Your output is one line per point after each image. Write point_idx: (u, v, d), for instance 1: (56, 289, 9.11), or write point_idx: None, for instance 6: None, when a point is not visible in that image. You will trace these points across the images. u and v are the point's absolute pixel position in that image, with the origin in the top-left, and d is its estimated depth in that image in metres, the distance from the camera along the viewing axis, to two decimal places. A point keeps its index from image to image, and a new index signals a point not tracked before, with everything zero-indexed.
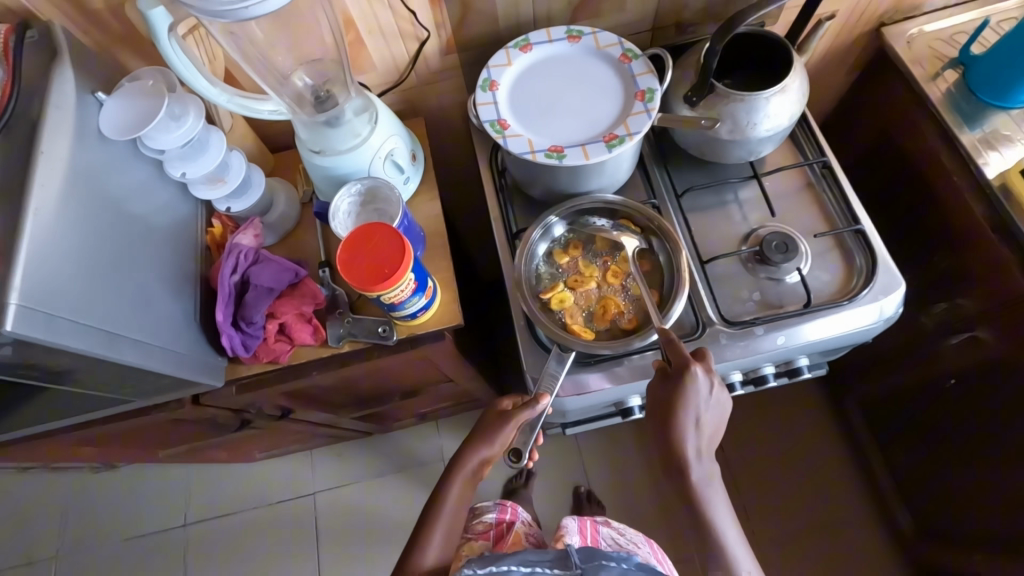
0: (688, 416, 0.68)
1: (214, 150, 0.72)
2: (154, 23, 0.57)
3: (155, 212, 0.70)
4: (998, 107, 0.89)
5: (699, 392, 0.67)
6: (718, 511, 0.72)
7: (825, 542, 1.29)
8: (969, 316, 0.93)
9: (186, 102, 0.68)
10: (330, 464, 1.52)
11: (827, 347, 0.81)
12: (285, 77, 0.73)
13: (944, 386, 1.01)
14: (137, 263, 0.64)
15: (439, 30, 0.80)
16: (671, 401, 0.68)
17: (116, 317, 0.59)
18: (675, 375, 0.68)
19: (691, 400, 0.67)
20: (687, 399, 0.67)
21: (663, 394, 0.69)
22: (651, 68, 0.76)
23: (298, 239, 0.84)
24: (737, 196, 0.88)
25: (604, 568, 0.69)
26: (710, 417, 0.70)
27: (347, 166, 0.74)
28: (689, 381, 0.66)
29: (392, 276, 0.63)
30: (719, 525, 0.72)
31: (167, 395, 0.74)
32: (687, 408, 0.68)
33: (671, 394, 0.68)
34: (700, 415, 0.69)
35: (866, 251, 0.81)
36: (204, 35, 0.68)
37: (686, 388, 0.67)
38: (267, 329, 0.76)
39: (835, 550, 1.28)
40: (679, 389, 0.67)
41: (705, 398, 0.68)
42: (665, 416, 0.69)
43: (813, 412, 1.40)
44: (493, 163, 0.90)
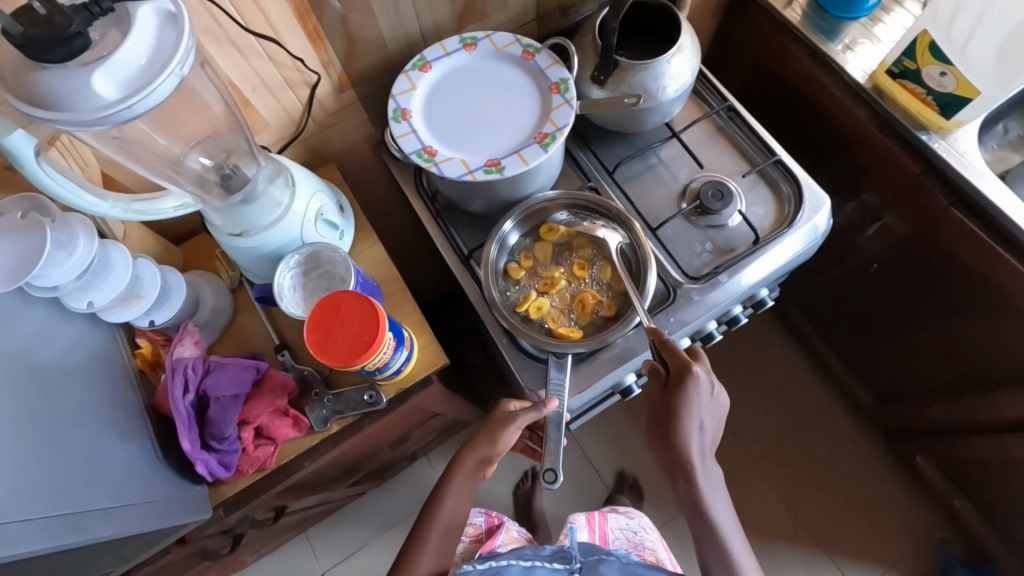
0: (692, 419, 0.69)
1: (119, 267, 0.63)
2: (15, 151, 0.49)
3: (72, 358, 0.59)
4: (849, 19, 0.97)
5: (699, 393, 0.68)
6: (724, 523, 0.72)
7: (824, 467, 1.38)
8: (875, 207, 1.04)
9: (71, 224, 0.58)
10: (330, 538, 1.42)
11: (779, 273, 0.87)
12: (180, 162, 0.64)
13: (869, 272, 1.12)
14: (73, 425, 0.54)
15: (329, 69, 0.74)
16: (673, 405, 0.69)
17: (71, 491, 0.50)
18: (676, 378, 0.69)
19: (692, 403, 0.69)
20: (690, 401, 0.68)
21: (665, 398, 0.70)
22: (556, 58, 0.75)
23: (241, 329, 0.76)
24: (661, 157, 0.91)
25: (603, 563, 0.70)
26: (710, 420, 0.71)
27: (278, 240, 0.67)
28: (692, 383, 0.68)
29: (375, 342, 0.59)
30: (725, 539, 0.71)
31: (151, 550, 0.63)
32: (689, 412, 0.69)
33: (673, 398, 0.69)
34: (702, 418, 0.70)
35: (789, 177, 0.86)
36: (70, 145, 0.58)
37: (688, 390, 0.68)
38: (243, 438, 0.68)
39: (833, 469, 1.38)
40: (681, 392, 0.68)
41: (705, 400, 0.69)
42: (668, 422, 0.70)
43: (764, 327, 1.51)
44: (421, 190, 0.86)
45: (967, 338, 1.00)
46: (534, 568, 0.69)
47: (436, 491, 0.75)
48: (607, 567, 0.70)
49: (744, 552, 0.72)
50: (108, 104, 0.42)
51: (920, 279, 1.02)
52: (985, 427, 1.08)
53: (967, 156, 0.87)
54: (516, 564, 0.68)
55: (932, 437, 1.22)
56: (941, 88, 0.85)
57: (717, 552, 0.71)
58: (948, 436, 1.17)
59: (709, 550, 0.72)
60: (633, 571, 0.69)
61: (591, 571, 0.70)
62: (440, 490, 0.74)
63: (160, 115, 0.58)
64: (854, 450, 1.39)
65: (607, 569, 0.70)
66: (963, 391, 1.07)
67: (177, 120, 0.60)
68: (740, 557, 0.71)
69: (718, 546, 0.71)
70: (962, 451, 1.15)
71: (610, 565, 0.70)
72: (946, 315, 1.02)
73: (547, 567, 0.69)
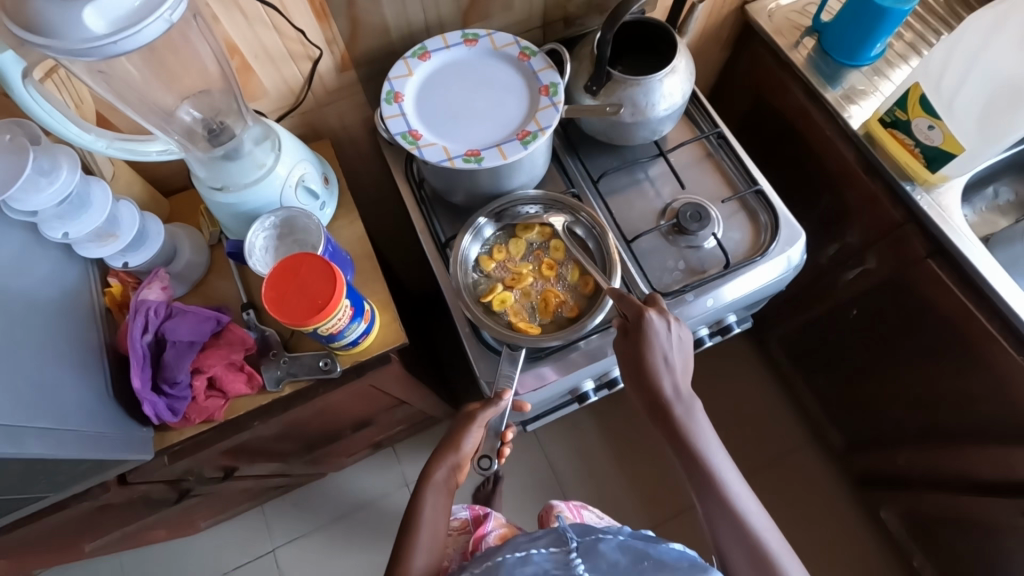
0: (658, 358, 0.68)
1: (98, 203, 0.65)
2: (2, 70, 0.51)
3: (38, 282, 0.62)
4: (851, 66, 0.99)
5: (658, 332, 0.68)
6: (714, 460, 0.68)
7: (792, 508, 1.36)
8: (857, 251, 1.03)
9: (55, 154, 0.62)
10: (286, 516, 1.42)
11: (749, 301, 0.88)
12: (171, 113, 0.67)
13: (849, 317, 1.12)
14: (25, 344, 0.56)
15: (331, 46, 0.77)
16: (636, 348, 0.69)
17: (10, 404, 0.52)
18: (633, 324, 0.69)
19: (654, 342, 0.68)
20: (650, 342, 0.68)
21: (627, 343, 0.70)
22: (550, 63, 0.78)
23: (213, 285, 0.78)
24: (648, 174, 0.92)
25: (601, 542, 0.60)
26: (679, 356, 0.70)
27: (256, 200, 0.70)
28: (646, 321, 0.68)
29: (327, 306, 0.61)
30: (721, 477, 0.67)
31: (86, 482, 0.67)
32: (653, 351, 0.68)
33: (635, 342, 0.69)
34: (669, 356, 0.69)
35: (768, 208, 0.87)
36: (67, 79, 0.62)
37: (646, 333, 0.68)
38: (194, 386, 0.70)
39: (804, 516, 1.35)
40: (640, 335, 0.68)
41: (668, 338, 0.69)
42: (636, 366, 0.69)
43: (746, 363, 1.50)
44: (409, 175, 0.87)
45: (937, 390, 1.00)
46: (528, 557, 0.59)
47: (412, 506, 0.71)
48: (605, 545, 0.60)
49: (745, 492, 0.68)
50: (97, 37, 0.46)
51: (896, 326, 1.02)
52: (949, 484, 1.06)
53: (949, 213, 0.88)
54: (509, 556, 0.59)
55: (900, 491, 1.20)
56: (928, 141, 0.85)
57: (714, 493, 0.67)
58: (916, 491, 1.15)
59: (706, 494, 0.67)
60: (634, 546, 0.60)
61: (589, 552, 0.59)
62: (417, 503, 0.71)
63: (147, 53, 0.60)
64: (823, 498, 1.37)
65: (606, 547, 0.60)
66: (930, 444, 1.06)
67: (166, 66, 0.64)
68: (742, 500, 0.67)
69: (715, 490, 0.67)
70: (926, 507, 1.13)
71: (609, 542, 0.60)
72: (918, 364, 1.01)
73: (542, 553, 0.60)
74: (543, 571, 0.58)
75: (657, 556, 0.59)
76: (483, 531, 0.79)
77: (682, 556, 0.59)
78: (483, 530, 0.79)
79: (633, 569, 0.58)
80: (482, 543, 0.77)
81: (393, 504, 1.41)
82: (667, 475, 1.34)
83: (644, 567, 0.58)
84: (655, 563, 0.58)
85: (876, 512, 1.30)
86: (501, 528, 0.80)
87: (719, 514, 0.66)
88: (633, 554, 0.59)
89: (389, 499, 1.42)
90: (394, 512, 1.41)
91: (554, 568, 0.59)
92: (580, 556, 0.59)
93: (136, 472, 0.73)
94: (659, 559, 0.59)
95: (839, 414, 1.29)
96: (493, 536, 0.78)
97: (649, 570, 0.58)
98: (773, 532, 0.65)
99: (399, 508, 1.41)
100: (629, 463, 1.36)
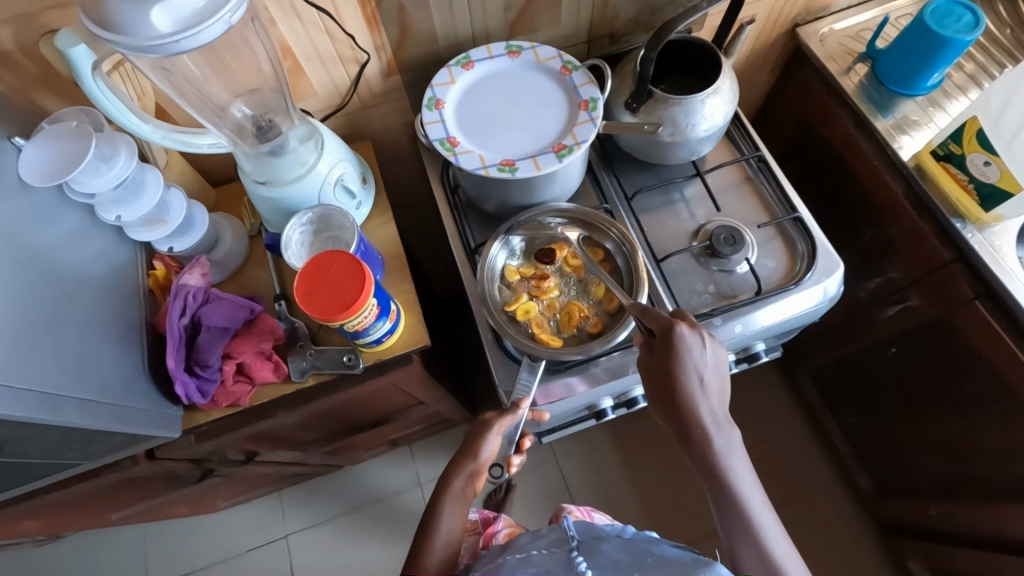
0: (689, 376, 0.66)
1: (150, 189, 0.69)
2: (75, 62, 0.55)
3: (90, 262, 0.66)
4: (905, 95, 0.96)
5: (690, 348, 0.65)
6: (748, 494, 0.65)
7: (820, 567, 1.29)
8: (900, 287, 0.98)
9: (116, 142, 0.66)
10: (302, 504, 1.45)
11: (780, 330, 0.85)
12: (223, 109, 0.71)
13: (885, 355, 1.07)
14: (73, 319, 0.60)
15: (379, 51, 0.80)
16: (668, 365, 0.66)
17: (54, 374, 0.55)
18: (662, 337, 0.66)
19: (684, 359, 0.65)
20: (682, 359, 0.65)
21: (658, 359, 0.67)
22: (591, 77, 0.79)
23: (250, 274, 0.81)
24: (683, 193, 0.91)
25: (602, 540, 0.58)
26: (714, 379, 0.67)
27: (296, 196, 0.72)
28: (676, 339, 0.65)
29: (355, 304, 0.63)
30: (745, 502, 0.65)
31: (119, 453, 0.71)
32: (684, 370, 0.65)
33: (663, 357, 0.66)
34: (702, 375, 0.66)
35: (806, 236, 0.85)
36: (132, 73, 0.66)
37: (675, 351, 0.65)
38: (224, 371, 0.72)
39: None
40: (669, 351, 0.66)
41: (699, 356, 0.66)
42: (666, 384, 0.67)
43: (774, 393, 1.46)
44: (445, 181, 0.88)
45: (976, 440, 0.95)
46: (529, 557, 0.57)
47: (429, 514, 0.71)
48: (607, 544, 0.58)
49: (771, 521, 0.65)
50: (161, 36, 0.49)
51: (935, 369, 0.97)
52: (984, 542, 1.00)
53: (1002, 254, 0.83)
54: (510, 556, 0.58)
55: (931, 542, 1.13)
56: (983, 177, 0.81)
57: (737, 514, 0.64)
58: (948, 545, 1.09)
59: (727, 513, 0.65)
60: (636, 544, 0.58)
61: (590, 549, 0.57)
62: (433, 512, 0.71)
63: (207, 52, 0.64)
64: (845, 540, 1.31)
65: (608, 546, 0.57)
66: (965, 496, 1.00)
67: (224, 66, 0.67)
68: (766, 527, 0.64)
69: (737, 514, 0.65)
70: (956, 562, 1.07)
71: (610, 541, 0.58)
72: (957, 411, 0.96)
73: (543, 552, 0.57)
74: (544, 569, 0.55)
75: (659, 553, 0.56)
76: (492, 530, 0.79)
77: (685, 553, 0.56)
78: (493, 528, 0.79)
79: (634, 566, 0.55)
80: (491, 541, 0.78)
81: (404, 502, 1.43)
82: (682, 501, 1.31)
83: (646, 563, 0.55)
84: (659, 560, 0.55)
85: (902, 562, 1.24)
86: (510, 528, 0.80)
87: (741, 535, 0.64)
88: (635, 552, 0.57)
89: (401, 496, 1.43)
90: (405, 510, 1.42)
91: (554, 566, 0.56)
92: (580, 554, 0.57)
93: (163, 449, 0.76)
94: (662, 556, 0.55)
95: (870, 456, 1.23)
96: (502, 535, 0.78)
97: (651, 566, 0.54)
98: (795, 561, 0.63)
99: (410, 506, 1.42)
100: (643, 484, 1.33)
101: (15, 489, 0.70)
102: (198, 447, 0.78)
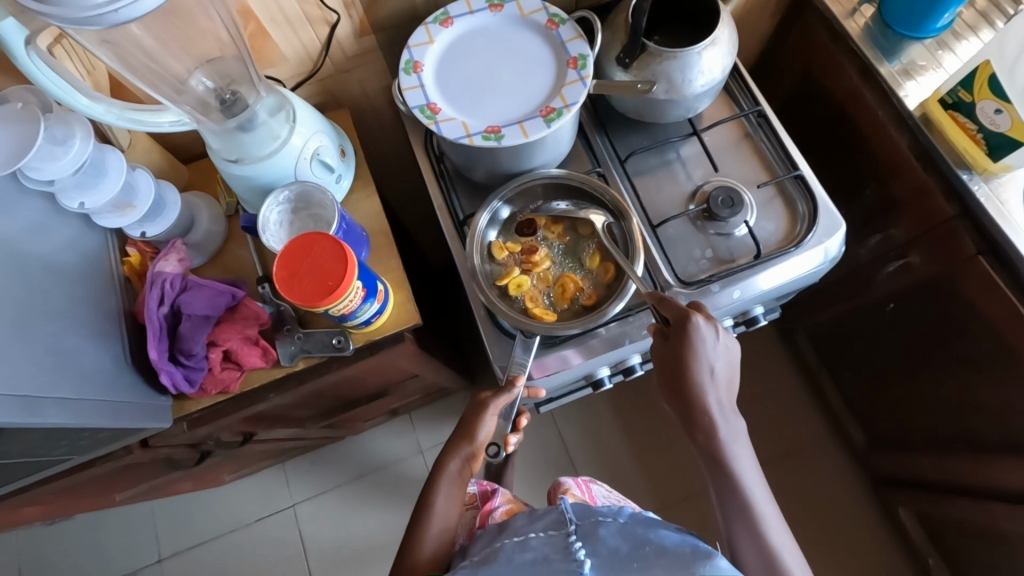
0: (700, 366, 0.65)
1: (113, 173, 0.65)
2: (6, 39, 0.50)
3: (58, 252, 0.63)
4: (913, 38, 0.90)
5: (704, 339, 0.64)
6: (749, 481, 0.66)
7: (812, 516, 1.33)
8: (901, 243, 0.96)
9: (70, 123, 0.62)
10: (306, 475, 1.47)
11: (779, 294, 0.83)
12: (183, 82, 0.65)
13: (883, 312, 1.05)
14: (45, 315, 0.57)
15: (350, 10, 0.73)
16: (680, 355, 0.65)
17: (28, 376, 0.53)
18: (676, 327, 0.65)
19: (696, 349, 0.65)
20: (696, 349, 0.64)
21: (669, 348, 0.66)
22: (580, 32, 0.73)
23: (230, 256, 0.77)
24: (679, 153, 0.87)
25: (599, 525, 0.57)
26: (723, 369, 0.67)
27: (271, 173, 0.68)
28: (691, 329, 0.64)
29: (338, 288, 0.60)
30: (747, 487, 0.66)
31: (111, 445, 0.70)
32: (696, 360, 0.65)
33: (675, 347, 0.65)
34: (713, 366, 0.66)
35: (807, 196, 0.81)
36: (77, 47, 0.62)
37: (689, 340, 0.64)
38: (210, 359, 0.70)
39: (821, 523, 1.32)
40: (682, 341, 0.65)
41: (713, 348, 0.65)
42: (677, 374, 0.66)
43: (771, 350, 1.46)
44: (429, 149, 0.84)
45: (971, 394, 0.95)
46: (527, 541, 0.57)
47: (425, 496, 0.71)
48: (605, 529, 0.57)
49: (770, 507, 0.66)
50: (96, 5, 0.44)
51: (932, 325, 0.96)
52: (973, 490, 1.03)
53: (1008, 208, 0.80)
54: (508, 540, 0.58)
55: (920, 490, 1.16)
56: (993, 126, 0.77)
57: (737, 499, 0.66)
58: (936, 493, 1.12)
59: (728, 498, 0.66)
60: (634, 530, 0.57)
61: (587, 535, 0.57)
62: (430, 493, 0.71)
63: (157, 21, 0.59)
64: (838, 490, 1.35)
65: (606, 532, 0.57)
66: (957, 448, 1.02)
67: (177, 33, 0.62)
68: (765, 512, 0.65)
69: (739, 500, 0.65)
70: (945, 510, 1.10)
71: (608, 526, 0.57)
72: (954, 366, 0.96)
73: (541, 536, 0.57)
74: (542, 554, 0.56)
75: (657, 541, 0.55)
76: (489, 508, 0.79)
77: (685, 541, 0.54)
78: (490, 506, 0.79)
79: (632, 556, 0.54)
80: (489, 518, 0.78)
81: (407, 470, 1.45)
82: (679, 458, 1.33)
83: (644, 553, 0.54)
84: (656, 549, 0.54)
85: (892, 509, 1.27)
86: (508, 504, 0.80)
87: (741, 519, 0.65)
88: (633, 540, 0.56)
89: (403, 464, 1.45)
90: (408, 477, 1.44)
91: (552, 551, 0.56)
92: (578, 540, 0.56)
93: (156, 437, 0.75)
94: (660, 545, 0.55)
95: (865, 409, 1.24)
96: (500, 512, 0.79)
97: (649, 556, 0.54)
98: (786, 541, 0.65)
99: (413, 473, 1.44)
100: (641, 444, 1.35)
101: (8, 485, 0.69)
102: (191, 434, 0.77)
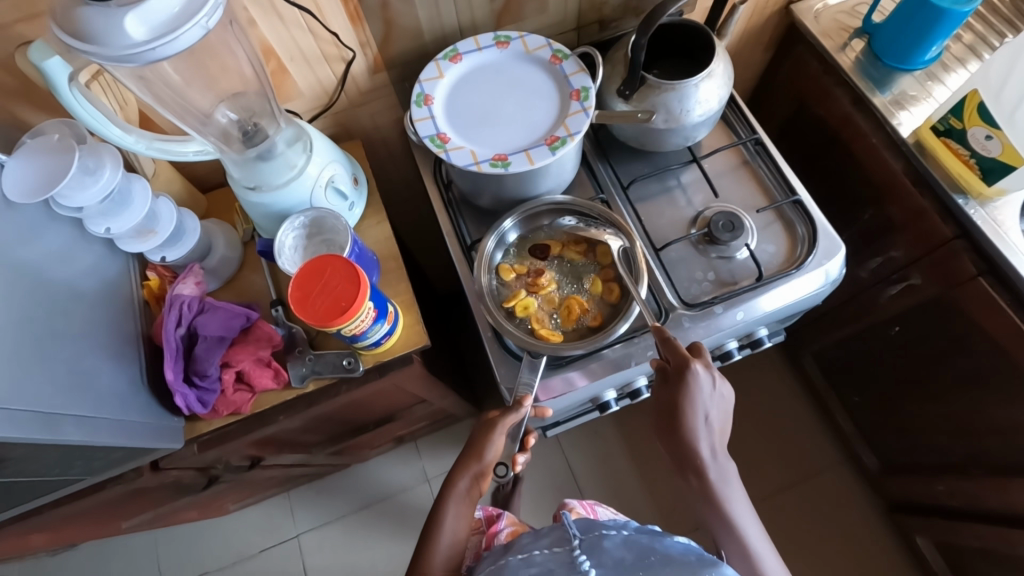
0: (696, 410, 0.68)
1: (138, 201, 0.68)
2: (52, 76, 0.54)
3: (81, 275, 0.65)
4: (903, 69, 0.93)
5: (701, 386, 0.66)
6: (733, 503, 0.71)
7: (827, 547, 1.29)
8: (902, 266, 0.97)
9: (100, 154, 0.65)
10: (310, 504, 1.45)
11: (782, 315, 0.84)
12: (208, 114, 0.69)
13: (888, 334, 1.06)
14: (67, 335, 0.59)
15: (365, 48, 0.78)
16: (676, 398, 0.67)
17: (50, 394, 0.55)
18: (675, 373, 0.66)
19: (694, 395, 0.67)
20: (692, 394, 0.66)
21: (667, 393, 0.68)
22: (582, 66, 0.77)
23: (244, 281, 0.80)
24: (680, 180, 0.89)
25: (604, 538, 0.57)
26: (716, 412, 0.69)
27: (287, 200, 0.71)
28: (689, 377, 0.66)
29: (350, 309, 0.62)
30: (738, 522, 0.71)
31: (122, 466, 0.71)
32: (693, 406, 0.67)
33: (674, 392, 0.67)
34: (707, 411, 0.68)
35: (806, 219, 0.83)
36: (112, 83, 0.66)
37: (686, 386, 0.66)
38: (223, 380, 0.72)
39: (837, 555, 1.29)
40: (681, 386, 0.66)
41: (708, 393, 0.67)
42: (672, 416, 0.68)
43: (777, 375, 1.45)
44: (437, 177, 0.87)
45: (982, 416, 0.94)
46: (531, 557, 0.57)
47: (434, 514, 0.71)
48: (609, 541, 0.57)
49: (762, 539, 0.72)
50: (136, 44, 0.48)
51: (938, 347, 0.96)
52: (990, 516, 1.01)
53: (1005, 229, 0.81)
54: (512, 557, 0.58)
55: (937, 517, 1.14)
56: (985, 151, 0.79)
57: (729, 534, 0.71)
58: (955, 521, 1.09)
59: (722, 529, 0.72)
60: (638, 541, 0.57)
61: (591, 547, 0.56)
62: (438, 512, 0.71)
63: (188, 58, 0.63)
64: (853, 519, 1.31)
65: (610, 544, 0.56)
66: (972, 472, 1.00)
67: (206, 71, 0.66)
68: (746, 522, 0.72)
69: (733, 534, 0.71)
70: (964, 538, 1.07)
71: (612, 538, 0.57)
72: (962, 387, 0.96)
73: (545, 552, 0.57)
74: (546, 569, 0.56)
75: (662, 550, 0.55)
76: (495, 529, 0.78)
77: (689, 550, 0.55)
78: (496, 527, 0.79)
79: (637, 565, 0.54)
80: (494, 540, 0.77)
81: (412, 499, 1.43)
82: None
83: (650, 562, 0.54)
84: (662, 558, 0.54)
85: (910, 538, 1.24)
86: (513, 526, 0.79)
87: (735, 548, 0.71)
88: (637, 549, 0.56)
89: (408, 493, 1.44)
90: (413, 507, 1.42)
91: (557, 565, 0.56)
92: (582, 553, 0.56)
93: (167, 460, 0.76)
94: (665, 554, 0.55)
95: (876, 435, 1.23)
96: (505, 534, 0.78)
97: (655, 565, 0.54)
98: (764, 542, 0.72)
99: (418, 503, 1.42)
100: (649, 472, 1.33)
101: (19, 507, 0.70)
102: (201, 456, 0.77)
